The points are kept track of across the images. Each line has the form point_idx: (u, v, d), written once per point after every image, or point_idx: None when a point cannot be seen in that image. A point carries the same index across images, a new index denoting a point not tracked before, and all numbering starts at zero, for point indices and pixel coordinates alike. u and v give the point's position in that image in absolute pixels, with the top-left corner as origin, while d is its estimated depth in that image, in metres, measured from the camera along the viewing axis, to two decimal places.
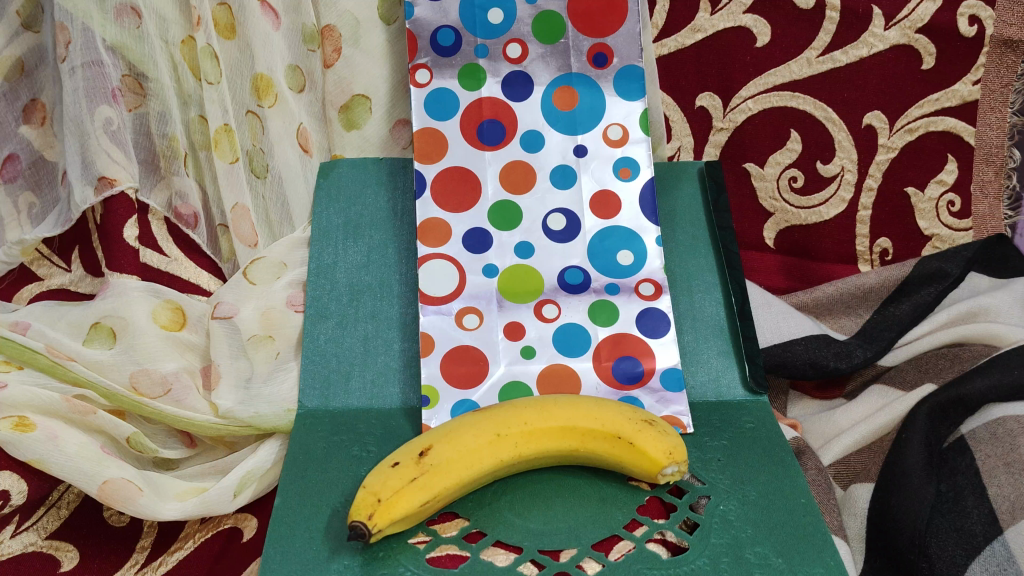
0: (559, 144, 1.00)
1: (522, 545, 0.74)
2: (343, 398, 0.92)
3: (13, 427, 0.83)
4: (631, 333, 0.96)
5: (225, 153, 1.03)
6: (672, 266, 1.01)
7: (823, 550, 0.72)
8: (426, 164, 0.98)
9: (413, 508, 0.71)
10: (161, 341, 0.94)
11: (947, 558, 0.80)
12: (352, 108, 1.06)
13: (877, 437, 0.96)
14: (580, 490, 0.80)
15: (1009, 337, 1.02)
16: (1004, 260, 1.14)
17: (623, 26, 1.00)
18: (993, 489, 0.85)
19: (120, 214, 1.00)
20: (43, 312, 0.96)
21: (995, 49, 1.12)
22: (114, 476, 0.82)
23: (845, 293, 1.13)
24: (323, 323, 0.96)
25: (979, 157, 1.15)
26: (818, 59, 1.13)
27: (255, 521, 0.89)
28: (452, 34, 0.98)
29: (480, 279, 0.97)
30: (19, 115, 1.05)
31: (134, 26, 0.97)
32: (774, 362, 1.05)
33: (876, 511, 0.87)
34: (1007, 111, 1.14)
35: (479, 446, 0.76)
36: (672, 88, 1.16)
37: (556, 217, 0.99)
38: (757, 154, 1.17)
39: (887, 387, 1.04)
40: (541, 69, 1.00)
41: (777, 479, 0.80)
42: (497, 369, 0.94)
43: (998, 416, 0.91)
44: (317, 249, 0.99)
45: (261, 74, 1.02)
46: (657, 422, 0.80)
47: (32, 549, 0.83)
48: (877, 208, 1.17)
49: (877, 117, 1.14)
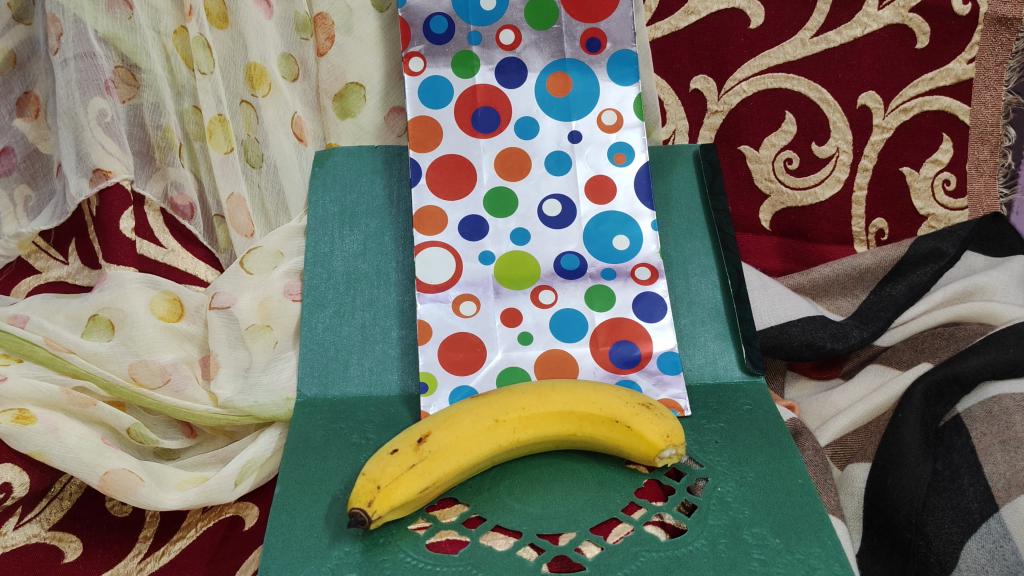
0: (554, 131, 1.00)
1: (522, 529, 0.74)
2: (342, 385, 0.92)
3: (13, 419, 0.83)
4: (628, 317, 0.96)
5: (220, 144, 1.03)
6: (668, 249, 1.01)
7: (820, 530, 0.72)
8: (421, 152, 0.98)
9: (412, 494, 0.71)
10: (160, 331, 0.95)
11: (944, 536, 0.81)
12: (347, 96, 1.06)
13: (874, 417, 0.96)
14: (578, 473, 0.80)
15: (1005, 315, 1.02)
16: (999, 238, 1.13)
17: (616, 9, 0.99)
18: (989, 467, 0.85)
19: (116, 206, 1.01)
20: (42, 304, 0.97)
21: (989, 27, 1.11)
22: (115, 467, 0.83)
23: (841, 274, 1.13)
24: (321, 311, 0.96)
25: (974, 136, 1.15)
26: (812, 40, 1.12)
27: (256, 509, 0.90)
28: (445, 21, 0.98)
29: (476, 266, 0.97)
30: (12, 108, 1.04)
31: (125, 17, 0.97)
32: (772, 344, 1.06)
33: (874, 491, 0.87)
34: (1001, 89, 1.13)
35: (478, 431, 0.76)
36: (667, 71, 1.16)
37: (552, 204, 0.99)
38: (752, 136, 1.17)
39: (884, 367, 1.05)
40: (535, 55, 1.00)
41: (773, 460, 0.81)
42: (495, 355, 0.94)
43: (994, 394, 0.91)
44: (314, 238, 0.99)
45: (255, 63, 1.01)
46: (654, 405, 0.80)
47: (35, 540, 0.84)
48: (872, 188, 1.17)
49: (872, 97, 1.14)
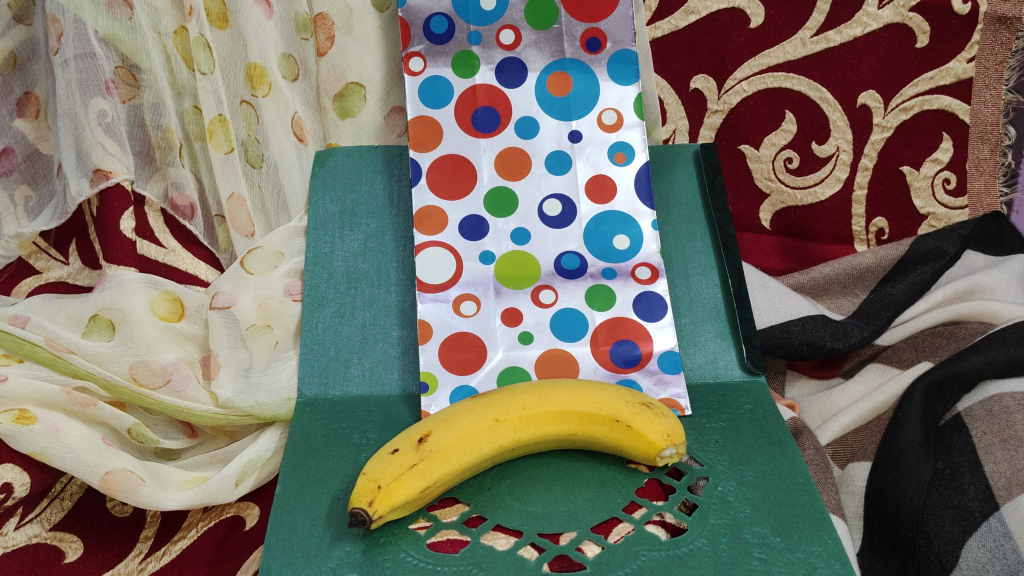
0: (554, 130, 1.00)
1: (522, 529, 0.75)
2: (343, 385, 0.92)
3: (14, 420, 0.83)
4: (628, 317, 0.96)
5: (220, 144, 1.03)
6: (669, 249, 1.01)
7: (821, 529, 0.72)
8: (421, 152, 0.98)
9: (413, 494, 0.71)
10: (160, 331, 0.95)
11: (945, 535, 0.82)
12: (347, 96, 1.06)
13: (875, 416, 0.96)
14: (579, 473, 0.80)
15: (1005, 314, 1.02)
16: (1000, 237, 1.14)
17: (617, 9, 0.99)
18: (989, 466, 0.85)
19: (116, 206, 1.01)
20: (42, 305, 0.97)
21: (989, 26, 1.11)
22: (115, 467, 0.83)
23: (842, 273, 1.13)
24: (321, 311, 0.96)
25: (974, 135, 1.15)
26: (812, 39, 1.12)
27: (257, 509, 0.90)
28: (445, 21, 0.98)
29: (477, 265, 0.97)
30: (13, 108, 1.05)
31: (126, 17, 0.97)
32: (772, 343, 1.05)
33: (874, 490, 0.87)
34: (1001, 88, 1.14)
35: (478, 431, 0.76)
36: (667, 71, 1.16)
37: (553, 203, 0.99)
38: (752, 135, 1.17)
39: (885, 366, 1.05)
40: (535, 55, 1.00)
41: (774, 459, 0.81)
42: (496, 355, 0.94)
43: (995, 393, 0.91)
44: (314, 238, 0.99)
45: (255, 63, 1.01)
46: (655, 405, 0.80)
47: (36, 540, 0.84)
48: (872, 188, 1.17)
49: (873, 96, 1.14)
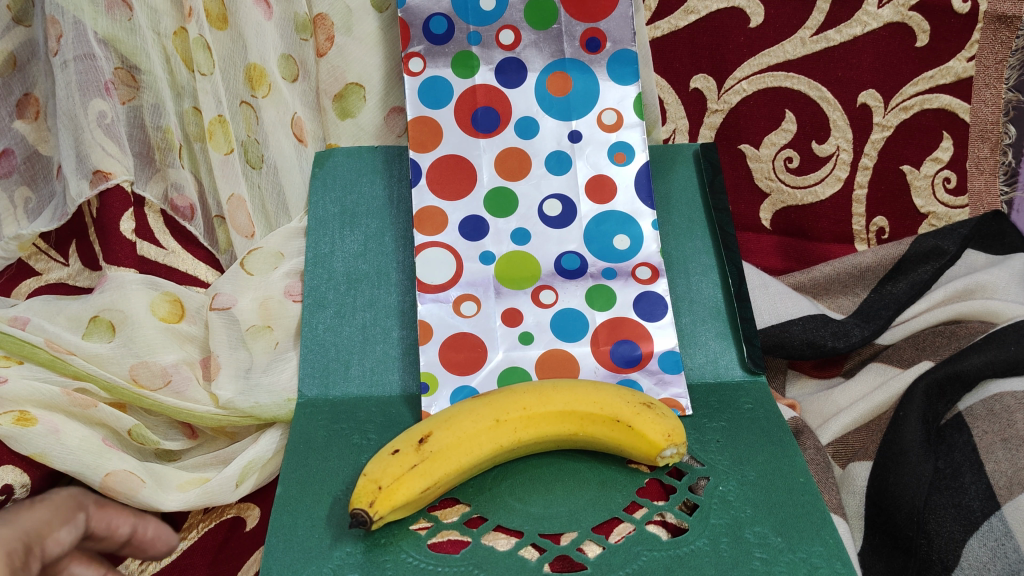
0: (554, 130, 1.00)
1: (522, 529, 0.74)
2: (343, 385, 0.92)
3: (14, 421, 0.81)
4: (629, 317, 0.96)
5: (220, 144, 1.03)
6: (669, 249, 1.01)
7: (822, 528, 0.72)
8: (421, 153, 0.98)
9: (414, 494, 0.71)
10: (161, 332, 0.95)
11: (945, 535, 0.82)
12: (347, 97, 1.06)
13: (876, 415, 0.96)
14: (580, 473, 0.80)
15: (1006, 314, 1.02)
16: (1001, 236, 1.14)
17: (616, 8, 0.99)
18: (990, 464, 0.85)
19: (116, 207, 1.00)
20: (42, 306, 0.96)
21: (989, 25, 1.11)
22: (115, 468, 0.83)
23: (842, 273, 1.13)
24: (321, 312, 0.96)
25: (974, 134, 1.15)
26: (812, 39, 1.12)
27: (257, 510, 0.90)
28: (445, 21, 0.98)
29: (477, 266, 0.97)
30: (12, 110, 1.04)
31: (125, 18, 0.97)
32: (773, 343, 1.06)
33: (875, 490, 0.87)
34: (1001, 87, 1.14)
35: (479, 431, 0.76)
36: (666, 70, 1.16)
37: (553, 203, 0.99)
38: (752, 135, 1.17)
39: (885, 365, 1.04)
40: (535, 55, 1.00)
41: (775, 459, 0.81)
42: (496, 355, 0.94)
43: (995, 392, 0.91)
44: (314, 238, 0.99)
45: (254, 63, 1.01)
46: (656, 405, 0.80)
47: None
48: (873, 187, 1.17)
49: (873, 95, 1.14)
